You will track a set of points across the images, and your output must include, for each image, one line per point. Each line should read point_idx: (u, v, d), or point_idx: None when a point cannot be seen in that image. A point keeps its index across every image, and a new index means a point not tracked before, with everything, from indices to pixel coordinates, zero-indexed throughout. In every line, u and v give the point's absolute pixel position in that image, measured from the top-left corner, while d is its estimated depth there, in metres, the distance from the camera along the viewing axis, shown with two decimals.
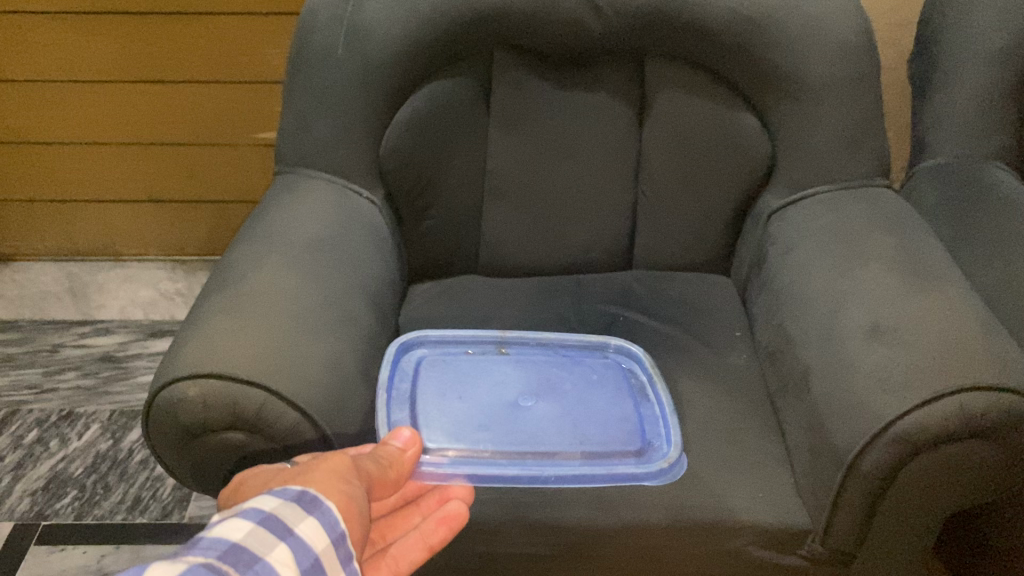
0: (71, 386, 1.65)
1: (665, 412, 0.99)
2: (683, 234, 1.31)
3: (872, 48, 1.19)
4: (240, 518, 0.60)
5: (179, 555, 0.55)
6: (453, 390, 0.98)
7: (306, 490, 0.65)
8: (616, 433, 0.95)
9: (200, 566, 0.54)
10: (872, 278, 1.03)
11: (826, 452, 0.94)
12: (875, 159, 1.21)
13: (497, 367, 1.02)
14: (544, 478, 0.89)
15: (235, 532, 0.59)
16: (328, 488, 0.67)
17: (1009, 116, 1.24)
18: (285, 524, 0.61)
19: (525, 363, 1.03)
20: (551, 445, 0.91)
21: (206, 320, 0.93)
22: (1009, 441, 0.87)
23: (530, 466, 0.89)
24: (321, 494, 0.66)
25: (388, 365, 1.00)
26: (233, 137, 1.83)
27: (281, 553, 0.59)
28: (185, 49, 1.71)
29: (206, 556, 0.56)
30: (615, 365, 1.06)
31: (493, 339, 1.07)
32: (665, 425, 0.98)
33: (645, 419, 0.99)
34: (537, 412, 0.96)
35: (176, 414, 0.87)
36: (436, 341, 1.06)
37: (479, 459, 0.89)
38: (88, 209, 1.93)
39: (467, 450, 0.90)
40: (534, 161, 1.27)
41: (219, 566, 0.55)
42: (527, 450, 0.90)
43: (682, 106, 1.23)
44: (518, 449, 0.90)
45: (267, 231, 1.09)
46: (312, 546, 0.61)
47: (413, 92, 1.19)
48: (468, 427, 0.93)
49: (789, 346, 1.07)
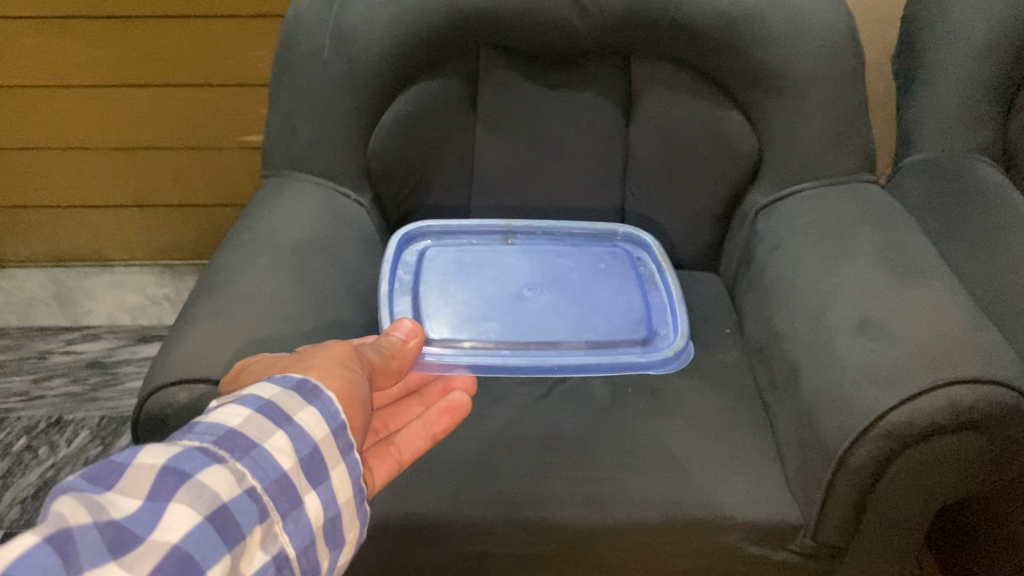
0: (60, 393, 1.64)
1: (671, 301, 1.20)
2: (671, 232, 1.31)
3: (856, 45, 1.20)
4: (239, 405, 0.62)
5: (177, 439, 0.57)
6: (457, 282, 1.18)
7: (306, 379, 0.67)
8: (622, 324, 1.15)
9: (196, 449, 0.56)
10: (860, 273, 1.04)
11: (816, 447, 0.94)
12: (861, 155, 1.21)
13: (505, 256, 1.24)
14: (551, 367, 1.05)
15: (233, 418, 0.60)
16: (326, 376, 0.69)
17: (992, 111, 1.25)
18: (284, 412, 0.63)
19: (531, 253, 1.25)
20: (554, 336, 1.10)
21: (196, 325, 0.93)
22: (997, 433, 0.88)
23: (534, 354, 1.07)
24: (321, 383, 0.68)
25: (393, 255, 1.19)
26: (220, 141, 1.82)
27: (280, 440, 0.60)
28: (171, 53, 1.70)
29: (203, 440, 0.57)
30: (624, 252, 1.27)
31: (500, 229, 1.28)
32: (671, 313, 1.17)
33: (654, 307, 1.19)
34: (538, 301, 1.17)
35: (166, 420, 0.87)
36: (439, 232, 1.26)
37: (485, 348, 1.07)
38: (74, 215, 1.92)
39: (472, 339, 1.08)
40: (522, 161, 1.27)
41: (215, 451, 0.56)
42: (530, 340, 1.09)
43: (669, 105, 1.24)
44: (523, 339, 1.09)
45: (255, 234, 1.09)
46: (310, 435, 0.63)
47: (399, 94, 1.20)
48: (474, 317, 1.12)
49: (778, 342, 1.07)
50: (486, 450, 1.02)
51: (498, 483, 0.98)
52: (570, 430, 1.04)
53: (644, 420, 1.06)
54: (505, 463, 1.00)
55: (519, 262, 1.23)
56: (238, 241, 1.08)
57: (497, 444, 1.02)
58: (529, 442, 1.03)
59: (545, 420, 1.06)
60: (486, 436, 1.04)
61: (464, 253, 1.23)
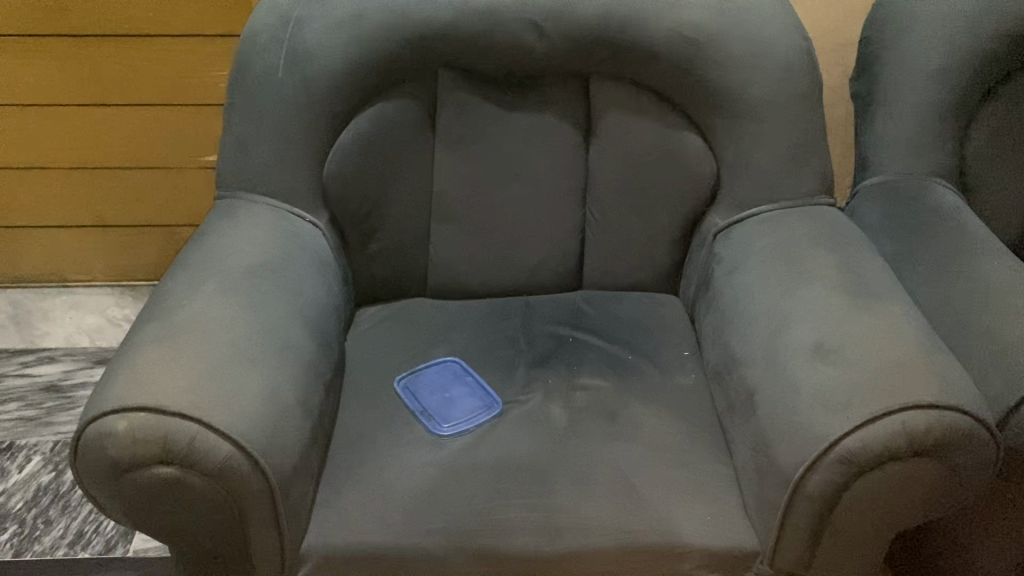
0: (13, 417, 1.60)
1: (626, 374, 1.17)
2: (632, 254, 1.30)
3: (813, 68, 1.20)
4: None
5: None
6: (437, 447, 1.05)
7: None
8: (597, 480, 1.00)
9: None
10: (815, 296, 1.03)
11: (771, 473, 0.93)
12: (819, 178, 1.21)
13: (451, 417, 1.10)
14: (558, 530, 0.95)
15: None
16: None
17: (948, 134, 1.26)
18: None
19: (419, 392, 1.13)
20: (553, 501, 0.98)
21: (137, 351, 0.91)
22: (952, 459, 0.87)
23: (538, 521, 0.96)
24: None
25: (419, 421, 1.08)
26: (180, 161, 1.80)
27: None
28: (128, 71, 1.68)
29: None
30: (478, 392, 1.13)
31: (411, 378, 1.15)
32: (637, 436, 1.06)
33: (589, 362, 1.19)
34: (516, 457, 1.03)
35: (103, 450, 0.84)
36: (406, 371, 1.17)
37: (466, 522, 0.95)
38: (31, 234, 1.88)
39: (459, 511, 0.96)
40: (480, 183, 1.25)
41: None
42: (531, 502, 0.97)
43: (627, 127, 1.23)
44: (520, 505, 0.97)
45: (205, 258, 1.07)
46: None
47: (356, 115, 1.19)
48: (459, 477, 1.00)
49: (735, 366, 1.07)
50: (439, 478, 1.00)
51: (449, 511, 0.96)
52: (526, 456, 1.03)
53: (600, 445, 1.05)
54: (458, 492, 0.98)
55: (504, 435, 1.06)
56: (188, 264, 1.06)
57: (451, 471, 1.01)
58: (483, 470, 1.01)
59: (500, 446, 1.05)
60: (439, 464, 1.02)
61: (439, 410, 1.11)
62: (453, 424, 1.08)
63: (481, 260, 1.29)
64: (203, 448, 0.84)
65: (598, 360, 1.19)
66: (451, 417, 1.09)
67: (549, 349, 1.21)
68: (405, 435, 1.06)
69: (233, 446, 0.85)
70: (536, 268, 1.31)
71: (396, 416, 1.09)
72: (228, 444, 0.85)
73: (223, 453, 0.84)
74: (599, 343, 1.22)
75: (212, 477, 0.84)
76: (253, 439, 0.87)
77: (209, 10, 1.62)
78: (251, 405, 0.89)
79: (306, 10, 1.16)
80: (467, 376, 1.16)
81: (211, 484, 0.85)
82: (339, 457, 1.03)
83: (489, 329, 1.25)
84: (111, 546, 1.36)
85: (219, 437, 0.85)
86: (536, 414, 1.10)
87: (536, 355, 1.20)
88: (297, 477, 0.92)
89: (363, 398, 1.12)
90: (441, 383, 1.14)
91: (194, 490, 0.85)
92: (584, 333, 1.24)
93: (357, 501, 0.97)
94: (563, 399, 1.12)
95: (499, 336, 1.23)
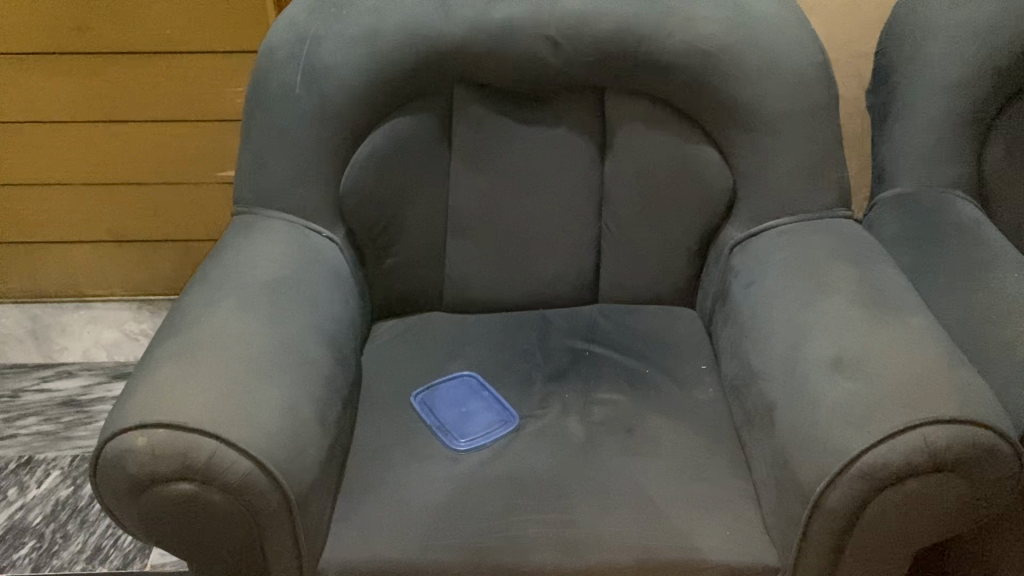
0: (31, 432, 1.61)
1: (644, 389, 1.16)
2: (648, 267, 1.30)
3: (830, 80, 1.19)
4: None
5: None
6: (454, 463, 1.04)
7: None
8: (615, 496, 1.00)
9: None
10: (834, 310, 1.03)
11: (792, 488, 0.92)
12: (836, 191, 1.21)
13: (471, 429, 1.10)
14: (576, 545, 0.94)
15: None
16: None
17: (965, 146, 1.25)
18: None
19: (438, 407, 1.13)
20: (571, 517, 0.97)
21: (157, 367, 0.91)
22: (974, 474, 0.86)
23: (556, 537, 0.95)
24: None
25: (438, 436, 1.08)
26: (197, 177, 1.81)
27: None
28: (146, 87, 1.69)
29: None
30: (495, 405, 1.13)
31: (428, 393, 1.15)
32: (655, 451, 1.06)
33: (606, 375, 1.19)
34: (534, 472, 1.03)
35: (124, 466, 0.84)
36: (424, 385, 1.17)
37: (483, 539, 0.95)
38: (51, 250, 1.90)
39: (476, 527, 0.96)
40: (496, 197, 1.26)
41: None
42: (549, 518, 0.97)
43: (643, 140, 1.24)
44: (537, 521, 0.97)
45: (223, 273, 1.07)
46: None
47: (373, 130, 1.19)
48: (476, 493, 1.00)
49: (753, 380, 1.06)
50: (456, 494, 1.00)
51: (466, 527, 0.96)
52: (544, 471, 1.03)
53: (618, 460, 1.04)
54: (475, 507, 0.98)
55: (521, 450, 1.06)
56: (207, 280, 1.06)
57: (468, 487, 1.01)
58: (500, 486, 1.01)
59: (516, 461, 1.04)
60: (456, 479, 1.02)
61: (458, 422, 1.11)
62: (469, 439, 1.08)
63: (497, 274, 1.30)
64: (222, 464, 0.84)
65: (615, 375, 1.19)
66: (467, 432, 1.09)
67: (566, 364, 1.21)
68: (422, 450, 1.06)
69: (251, 463, 0.85)
70: (552, 282, 1.31)
71: (414, 431, 1.09)
72: (246, 460, 0.85)
73: (241, 469, 0.84)
74: (616, 356, 1.22)
75: (231, 493, 0.85)
76: (272, 455, 0.87)
77: (226, 27, 1.63)
78: (270, 421, 0.89)
79: (322, 27, 1.16)
80: (483, 391, 1.16)
81: (230, 500, 0.85)
82: (356, 473, 1.03)
83: (505, 343, 1.25)
84: (128, 561, 1.36)
85: (238, 453, 0.85)
86: (553, 429, 1.09)
87: (553, 370, 1.20)
88: (315, 493, 0.92)
89: (380, 413, 1.12)
90: (458, 398, 1.14)
91: (214, 506, 0.85)
92: (600, 347, 1.24)
93: (374, 517, 0.97)
94: (580, 414, 1.12)
95: (515, 350, 1.24)
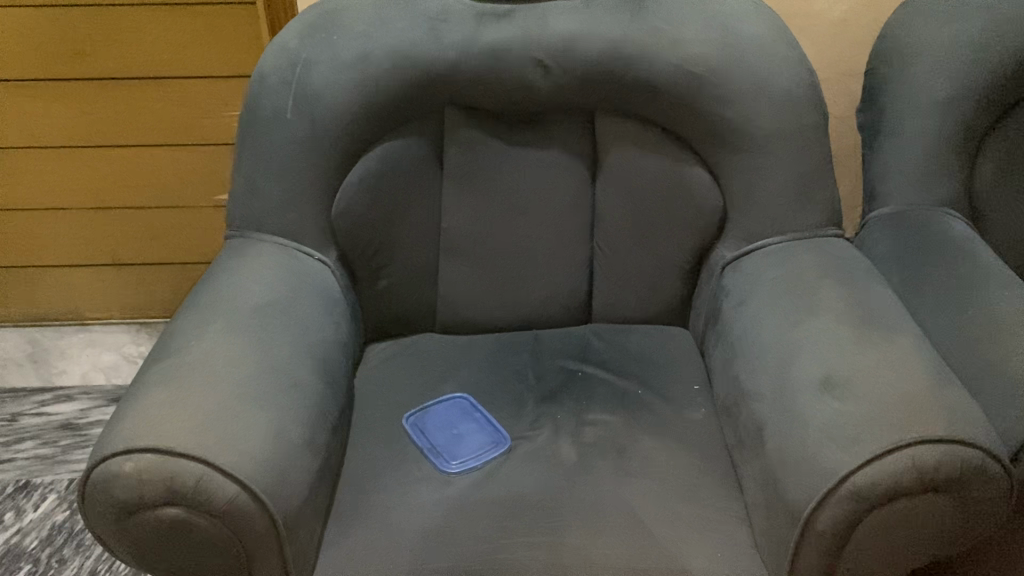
0: (29, 456, 1.61)
1: (636, 409, 1.16)
2: (641, 287, 1.30)
3: (818, 100, 1.20)
4: None
5: None
6: (444, 486, 1.04)
7: None
8: (607, 518, 0.99)
9: None
10: (823, 330, 1.03)
11: (781, 509, 0.92)
12: (826, 210, 1.21)
13: (463, 449, 1.10)
14: (566, 567, 0.94)
15: None
16: None
17: (955, 164, 1.25)
18: None
19: (429, 428, 1.13)
20: (561, 539, 0.97)
21: (145, 392, 0.92)
22: (964, 494, 0.86)
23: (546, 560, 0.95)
24: None
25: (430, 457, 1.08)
26: (194, 201, 1.83)
27: None
28: (143, 112, 1.71)
29: None
30: (486, 425, 1.14)
31: (420, 414, 1.15)
32: (648, 472, 1.05)
33: (598, 395, 1.19)
34: (526, 494, 1.03)
35: (110, 491, 0.84)
36: (417, 407, 1.17)
37: (472, 562, 0.94)
38: (50, 274, 1.92)
39: (464, 551, 0.96)
40: (488, 218, 1.27)
41: None
42: (539, 541, 0.96)
43: (633, 161, 1.24)
44: (528, 543, 0.96)
45: (214, 297, 1.07)
46: None
47: (365, 153, 1.20)
48: (466, 516, 1.00)
49: (743, 401, 1.06)
50: (445, 518, 1.00)
51: (456, 550, 0.96)
52: (534, 494, 1.02)
53: (609, 482, 1.04)
54: (463, 530, 0.98)
55: (512, 472, 1.06)
56: (197, 304, 1.07)
57: (459, 510, 1.01)
58: (490, 509, 1.01)
59: (507, 484, 1.04)
60: (446, 502, 1.02)
61: (449, 443, 1.11)
62: (461, 462, 1.08)
63: (490, 295, 1.30)
64: (209, 489, 0.84)
65: (607, 395, 1.19)
66: (458, 454, 1.09)
67: (558, 385, 1.21)
68: (412, 472, 1.06)
69: (238, 487, 0.85)
70: (545, 302, 1.31)
71: (405, 453, 1.09)
72: (233, 484, 0.85)
73: (228, 493, 0.84)
74: (608, 377, 1.22)
75: (218, 518, 0.85)
76: (260, 479, 0.87)
77: (220, 52, 1.64)
78: (257, 446, 0.89)
79: (312, 52, 1.17)
80: (475, 413, 1.16)
81: (217, 524, 0.85)
82: (347, 496, 1.03)
83: (497, 364, 1.25)
84: None
85: (224, 478, 0.85)
86: (545, 451, 1.09)
87: (545, 391, 1.20)
88: (303, 517, 0.92)
89: (372, 435, 1.12)
90: (449, 420, 1.14)
91: (200, 531, 0.85)
92: (592, 367, 1.24)
93: (363, 540, 0.97)
94: (572, 435, 1.12)
95: (507, 372, 1.24)
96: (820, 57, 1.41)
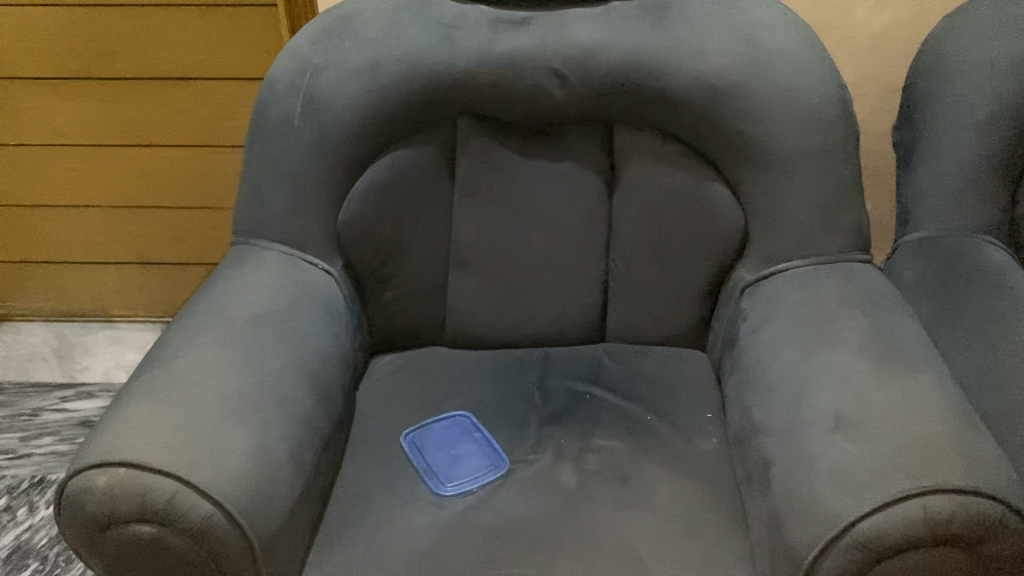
0: (46, 452, 1.62)
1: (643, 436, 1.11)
2: (656, 307, 1.25)
3: (849, 116, 1.13)
4: None
5: None
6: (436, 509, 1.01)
7: None
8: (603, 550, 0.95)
9: None
10: (839, 363, 0.97)
11: (784, 553, 0.86)
12: (853, 234, 1.15)
13: (460, 472, 1.06)
14: None
15: None
16: None
17: (997, 188, 1.17)
18: None
19: (427, 447, 1.10)
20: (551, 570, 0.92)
21: (128, 403, 0.90)
22: (981, 549, 0.79)
23: None
24: None
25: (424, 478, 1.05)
26: (219, 201, 1.82)
27: None
28: (170, 112, 1.71)
29: None
30: (485, 446, 1.10)
31: (419, 431, 1.12)
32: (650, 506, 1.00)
33: (606, 419, 1.14)
34: (520, 521, 0.98)
35: (83, 505, 0.82)
36: (416, 425, 1.14)
37: None
38: (78, 270, 1.94)
39: None
40: (499, 232, 1.23)
41: None
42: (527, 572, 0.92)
43: (651, 176, 1.19)
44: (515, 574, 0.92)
45: (210, 306, 1.05)
46: None
47: (374, 162, 1.17)
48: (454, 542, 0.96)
49: (754, 434, 1.00)
50: (433, 543, 0.96)
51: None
52: (527, 522, 0.98)
53: (608, 514, 0.99)
54: (451, 557, 0.94)
55: (508, 497, 1.02)
56: (193, 313, 1.05)
57: (449, 536, 0.97)
58: (479, 536, 0.97)
59: (500, 510, 1.00)
60: (435, 527, 0.98)
61: (446, 464, 1.07)
62: (457, 484, 1.04)
63: (500, 311, 1.26)
64: (182, 507, 0.81)
65: (614, 420, 1.14)
66: (455, 476, 1.06)
67: (564, 407, 1.16)
68: (405, 493, 1.03)
69: (212, 506, 0.83)
70: (556, 319, 1.27)
71: (399, 473, 1.06)
72: (207, 504, 0.82)
73: (201, 512, 0.82)
74: (617, 400, 1.18)
75: (190, 537, 0.82)
76: (235, 499, 0.84)
77: (245, 53, 1.63)
78: (236, 463, 0.86)
79: (323, 57, 1.14)
80: (476, 433, 1.12)
81: (190, 543, 0.83)
82: (336, 516, 1.00)
83: (503, 382, 1.21)
84: None
85: (198, 496, 0.82)
86: (544, 477, 1.05)
87: (550, 413, 1.16)
88: (284, 538, 0.89)
89: (368, 453, 1.09)
90: (448, 439, 1.11)
91: (173, 549, 0.83)
92: (601, 390, 1.20)
93: (347, 563, 0.94)
94: (574, 461, 1.07)
95: (513, 391, 1.20)
96: (858, 71, 1.34)
